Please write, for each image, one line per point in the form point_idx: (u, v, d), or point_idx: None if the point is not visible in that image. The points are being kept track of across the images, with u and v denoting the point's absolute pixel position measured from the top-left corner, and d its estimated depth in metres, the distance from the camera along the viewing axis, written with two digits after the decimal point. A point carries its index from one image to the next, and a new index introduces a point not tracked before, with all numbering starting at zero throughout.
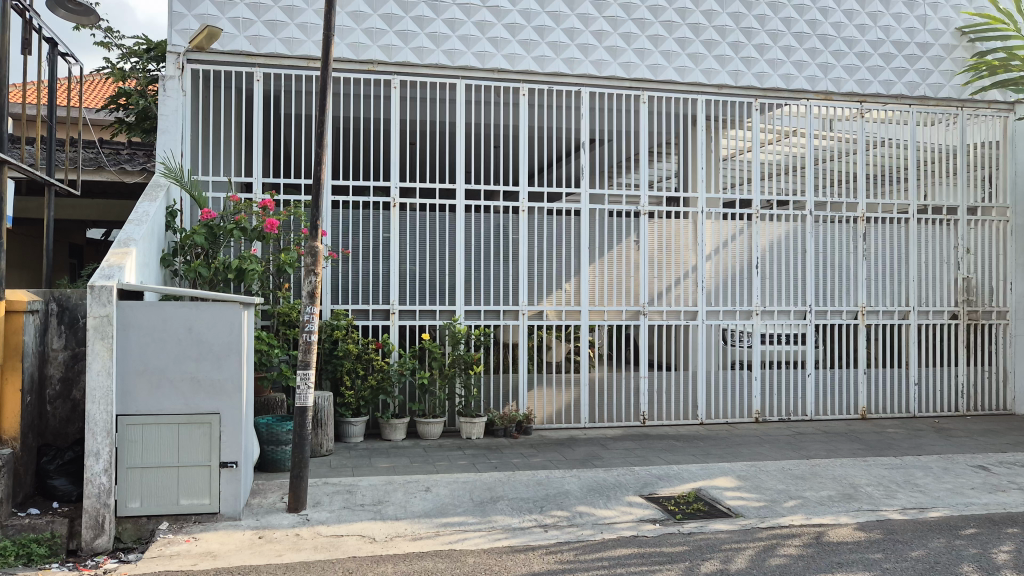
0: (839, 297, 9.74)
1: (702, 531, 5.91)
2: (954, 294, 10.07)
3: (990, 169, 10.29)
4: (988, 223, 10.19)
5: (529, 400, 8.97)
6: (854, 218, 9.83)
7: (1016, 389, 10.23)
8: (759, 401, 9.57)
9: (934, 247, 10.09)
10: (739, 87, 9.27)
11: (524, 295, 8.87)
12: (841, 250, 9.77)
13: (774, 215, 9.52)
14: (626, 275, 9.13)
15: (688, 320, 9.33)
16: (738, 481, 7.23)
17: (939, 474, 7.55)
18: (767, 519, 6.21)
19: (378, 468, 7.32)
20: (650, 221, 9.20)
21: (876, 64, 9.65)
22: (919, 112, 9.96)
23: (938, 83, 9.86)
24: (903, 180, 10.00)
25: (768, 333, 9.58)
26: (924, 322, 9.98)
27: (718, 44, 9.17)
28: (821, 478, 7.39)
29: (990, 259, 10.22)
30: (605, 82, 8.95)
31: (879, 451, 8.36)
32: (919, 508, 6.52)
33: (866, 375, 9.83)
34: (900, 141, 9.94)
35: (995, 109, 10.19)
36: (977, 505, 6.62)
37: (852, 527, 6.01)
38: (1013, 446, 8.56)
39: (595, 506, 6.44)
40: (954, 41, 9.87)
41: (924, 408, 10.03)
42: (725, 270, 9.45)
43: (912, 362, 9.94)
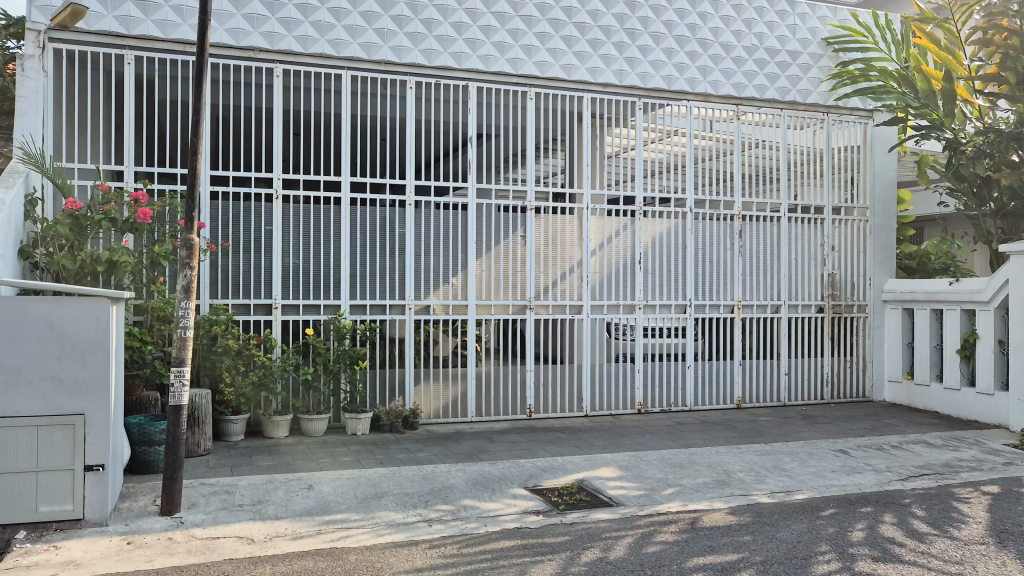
0: (716, 292, 10.16)
1: (584, 520, 6.05)
2: (820, 289, 10.67)
3: (852, 172, 10.92)
4: (850, 223, 10.86)
5: (416, 395, 8.93)
6: (730, 216, 10.25)
7: (874, 378, 10.94)
8: (641, 393, 9.85)
9: (803, 245, 10.65)
10: (623, 86, 9.51)
11: (411, 289, 8.81)
12: (718, 246, 10.17)
13: (657, 212, 9.82)
14: (512, 270, 9.23)
15: (573, 314, 9.51)
16: (619, 471, 7.44)
17: (804, 459, 8.01)
18: (646, 507, 6.41)
19: (258, 467, 7.13)
20: (537, 216, 9.32)
21: (750, 69, 10.10)
22: (790, 116, 10.47)
23: (807, 89, 10.42)
24: (775, 180, 10.49)
25: (650, 327, 9.87)
26: (794, 315, 10.52)
27: (603, 44, 9.37)
28: (697, 465, 7.69)
29: (852, 257, 10.88)
30: (492, 77, 9.00)
31: (751, 439, 8.77)
32: (786, 491, 6.90)
33: (741, 366, 10.28)
34: (772, 143, 10.41)
35: (857, 116, 10.86)
36: (837, 486, 7.05)
37: (724, 512, 6.29)
38: (870, 431, 9.17)
39: (480, 499, 6.49)
40: (821, 51, 10.43)
41: (793, 398, 10.57)
42: (609, 265, 9.69)
43: (783, 354, 10.45)
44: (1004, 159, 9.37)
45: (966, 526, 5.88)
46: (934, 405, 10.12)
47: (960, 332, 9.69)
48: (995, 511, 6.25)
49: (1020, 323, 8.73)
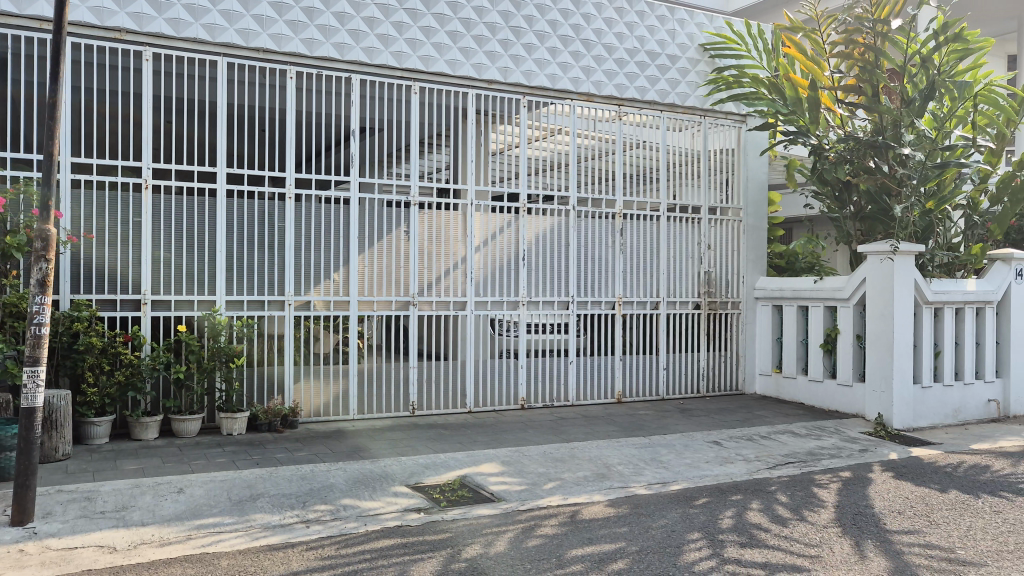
0: (598, 289, 10.36)
1: (465, 517, 6.04)
2: (697, 286, 11.05)
3: (727, 173, 11.36)
4: (725, 223, 11.30)
5: (295, 394, 8.70)
6: (612, 215, 10.46)
7: (747, 371, 11.42)
8: (524, 388, 9.95)
9: (681, 243, 11.01)
10: (508, 83, 9.57)
11: (290, 285, 8.58)
12: (600, 243, 10.37)
13: (540, 209, 9.92)
14: (395, 266, 9.12)
15: (457, 311, 9.49)
16: (501, 467, 7.48)
17: (680, 451, 8.28)
18: (527, 502, 6.47)
19: (123, 471, 6.76)
20: (421, 212, 9.25)
21: (631, 71, 10.38)
22: (669, 117, 10.81)
23: (685, 93, 10.80)
24: (654, 180, 10.79)
25: (534, 323, 9.96)
26: (673, 311, 10.85)
27: (488, 40, 9.40)
28: (578, 459, 7.83)
29: (727, 255, 11.32)
30: (375, 70, 8.86)
31: (630, 432, 9.00)
32: (662, 483, 7.11)
33: (621, 362, 10.53)
34: (652, 144, 10.72)
35: (731, 120, 11.31)
36: (709, 476, 7.33)
37: (603, 504, 6.43)
38: (741, 422, 9.58)
39: (360, 498, 6.38)
40: (698, 56, 10.85)
41: (670, 392, 10.93)
42: (494, 262, 9.71)
43: (661, 349, 10.78)
44: (862, 165, 9.91)
45: (824, 511, 6.22)
46: (800, 397, 10.66)
47: (823, 328, 10.23)
48: (850, 496, 6.64)
49: (875, 319, 9.31)
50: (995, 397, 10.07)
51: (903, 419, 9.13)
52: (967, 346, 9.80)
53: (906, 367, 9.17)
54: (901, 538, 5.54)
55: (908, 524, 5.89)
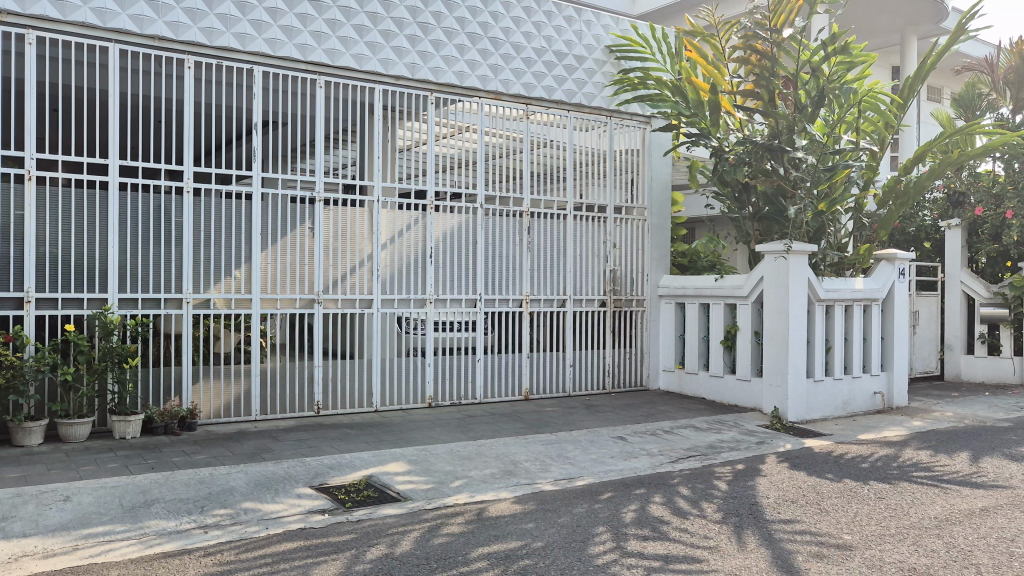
0: (506, 287, 10.41)
1: (370, 517, 5.97)
2: (603, 284, 11.23)
3: (633, 173, 11.58)
4: (630, 223, 11.51)
5: (193, 394, 8.41)
6: (519, 212, 10.52)
7: (651, 367, 11.67)
8: (432, 387, 9.91)
9: (587, 241, 11.16)
10: (415, 79, 9.53)
11: (188, 283, 8.28)
12: (507, 241, 10.42)
13: (447, 206, 9.90)
14: (299, 263, 8.93)
15: (363, 308, 9.36)
16: (408, 466, 7.42)
17: (586, 446, 8.40)
18: (434, 500, 6.44)
19: (4, 479, 6.39)
20: (326, 208, 9.08)
21: (539, 70, 10.47)
22: (576, 117, 10.95)
23: (591, 93, 10.97)
24: (562, 179, 10.91)
25: (442, 321, 9.94)
26: (579, 309, 11.00)
27: (395, 35, 9.31)
28: (485, 457, 7.84)
29: (632, 253, 11.54)
30: (278, 62, 8.64)
31: (538, 429, 9.07)
32: (568, 478, 7.20)
33: (528, 359, 10.61)
34: (559, 143, 10.84)
35: (637, 121, 11.53)
36: (614, 471, 7.46)
37: (509, 501, 6.45)
38: (645, 417, 9.79)
39: (262, 501, 6.21)
40: (604, 57, 11.04)
41: (576, 388, 11.07)
42: (401, 259, 9.62)
43: (568, 346, 10.91)
44: (760, 167, 10.19)
45: (722, 502, 6.42)
46: (702, 392, 10.97)
47: (724, 324, 10.56)
48: (747, 488, 6.87)
49: (772, 316, 9.66)
50: (880, 389, 10.62)
51: (797, 411, 9.52)
52: (855, 341, 10.29)
53: (800, 362, 9.55)
54: (794, 526, 5.76)
55: (800, 512, 6.14)
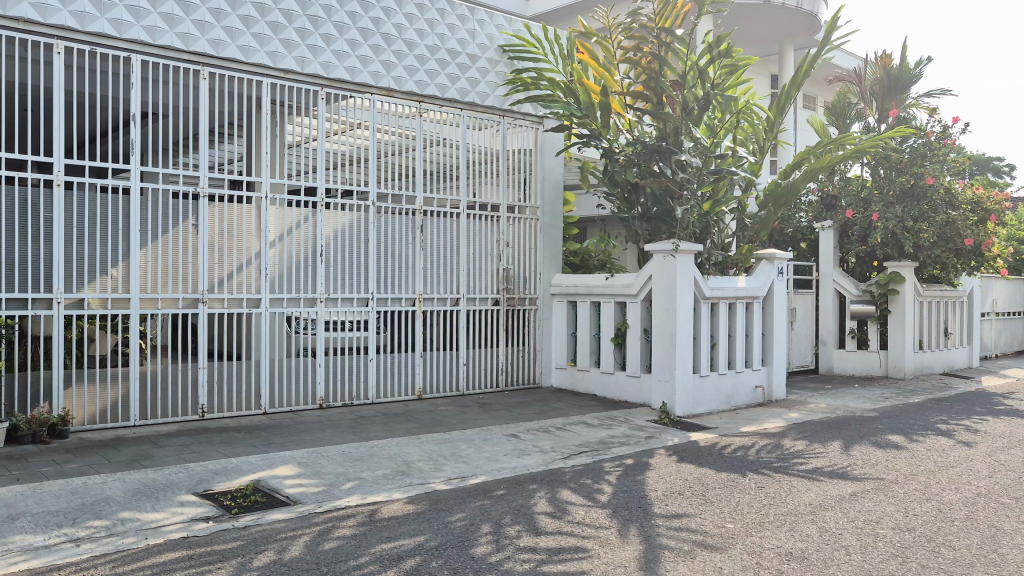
0: (399, 285, 10.30)
1: (257, 523, 5.79)
2: (496, 282, 11.28)
3: (525, 173, 11.69)
4: (523, 221, 11.61)
5: (65, 400, 7.93)
6: (412, 211, 10.44)
7: (543, 365, 11.80)
8: (322, 388, 9.70)
9: (480, 240, 11.19)
10: (305, 73, 9.29)
11: (60, 282, 7.79)
12: (399, 240, 10.31)
13: (338, 204, 9.71)
14: (181, 261, 8.56)
15: (250, 308, 9.06)
16: (297, 469, 7.23)
17: (479, 444, 8.42)
18: (324, 503, 6.30)
19: None
20: (210, 204, 8.75)
21: (432, 68, 10.42)
22: (468, 116, 10.98)
23: (484, 92, 11.00)
24: (454, 178, 10.91)
25: (333, 321, 9.73)
26: (472, 308, 11.01)
27: (284, 27, 9.06)
28: (377, 458, 7.74)
29: (524, 252, 11.63)
30: (158, 51, 8.26)
31: (431, 429, 9.04)
32: (461, 477, 7.20)
33: (421, 358, 10.55)
34: (452, 142, 10.82)
35: (529, 121, 11.64)
36: (507, 469, 7.51)
37: (403, 502, 6.40)
38: (538, 415, 9.90)
39: (140, 510, 5.93)
40: (497, 56, 11.09)
41: (470, 387, 11.09)
42: (290, 258, 9.38)
43: (461, 345, 10.90)
44: (648, 169, 10.59)
45: (613, 497, 6.56)
46: (593, 389, 11.18)
47: (614, 322, 10.79)
48: (636, 482, 7.05)
49: (660, 314, 9.93)
50: (760, 383, 11.10)
51: (683, 406, 9.83)
52: (738, 338, 10.71)
53: (687, 358, 9.85)
54: (681, 518, 5.96)
55: (686, 504, 6.35)
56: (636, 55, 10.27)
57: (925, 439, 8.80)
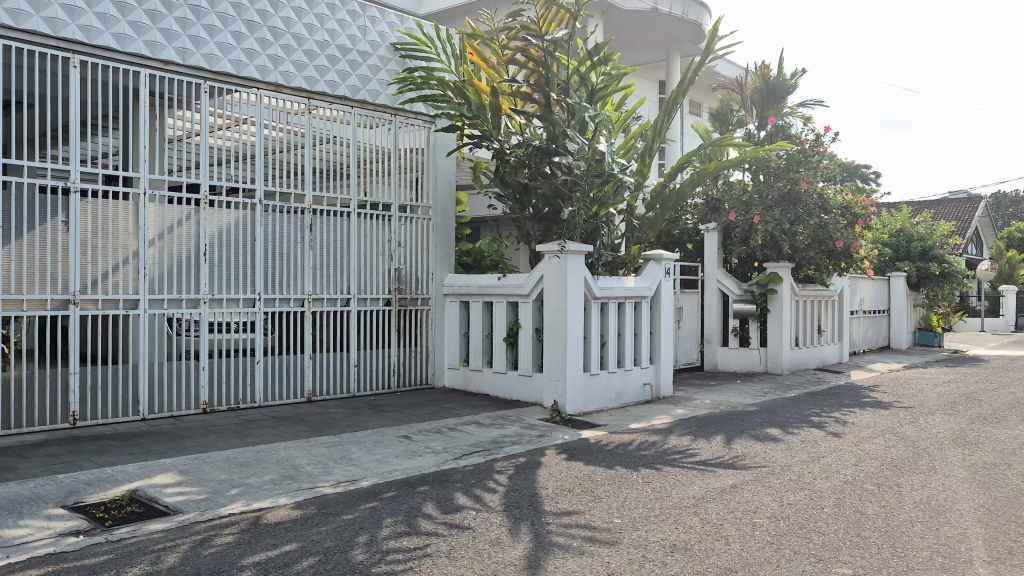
0: (287, 285, 10.04)
1: (132, 535, 5.52)
2: (387, 283, 11.16)
3: (416, 172, 11.61)
4: (415, 221, 11.53)
5: None
6: (301, 209, 10.21)
7: (436, 365, 11.77)
8: (206, 392, 9.36)
9: (371, 240, 11.04)
10: (186, 65, 8.95)
11: None
12: (287, 239, 10.06)
13: (223, 201, 9.37)
14: (50, 260, 8.08)
15: (128, 310, 8.61)
16: (177, 477, 6.95)
17: (370, 447, 8.31)
18: (206, 511, 6.08)
19: None
20: (83, 200, 8.27)
21: (322, 64, 10.25)
22: (359, 114, 10.82)
23: (375, 91, 10.89)
24: (344, 176, 10.74)
25: (217, 322, 9.40)
26: (363, 308, 10.85)
27: (163, 17, 8.71)
28: (264, 463, 7.53)
29: (416, 252, 11.54)
30: (23, 37, 7.75)
31: (320, 432, 8.86)
32: (351, 480, 7.09)
33: (311, 360, 10.32)
34: (342, 140, 10.65)
35: (421, 121, 11.57)
36: (398, 471, 7.44)
37: (289, 507, 6.24)
38: (430, 415, 9.86)
39: (3, 526, 5.56)
40: (388, 55, 11.00)
41: (361, 388, 10.94)
42: (171, 257, 9.01)
43: (352, 346, 10.74)
44: (538, 169, 10.64)
45: (503, 496, 6.61)
46: (485, 388, 11.22)
47: (506, 322, 10.88)
48: (526, 480, 7.13)
49: (551, 313, 10.05)
50: (648, 380, 11.41)
51: (574, 404, 10.00)
52: (627, 337, 10.97)
53: (577, 357, 10.01)
54: (571, 515, 6.06)
55: (576, 501, 6.45)
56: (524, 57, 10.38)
57: (799, 431, 9.26)
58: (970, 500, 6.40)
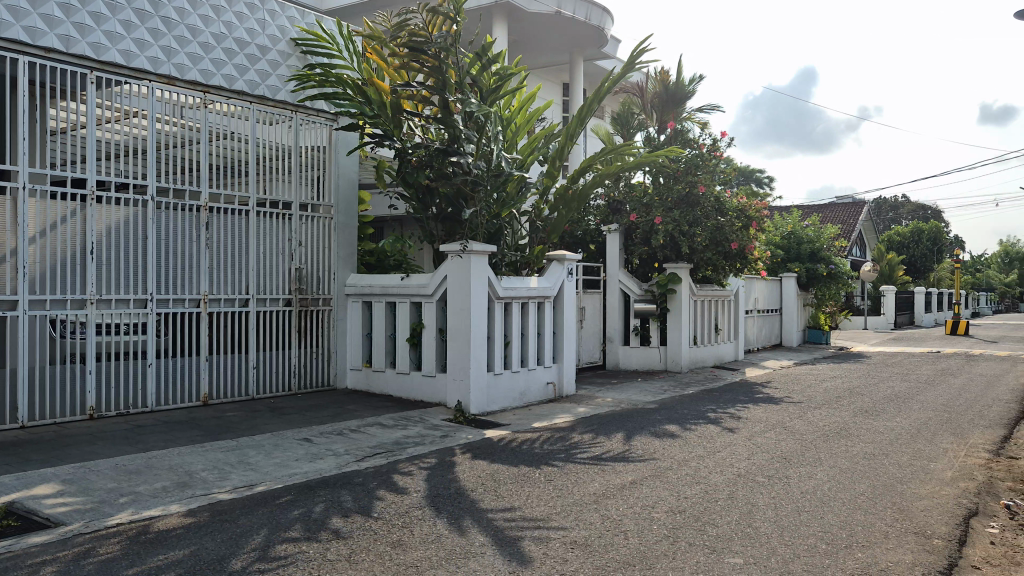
0: (181, 285, 9.68)
1: (8, 550, 5.22)
2: (288, 283, 10.91)
3: (318, 170, 11.39)
4: (316, 220, 11.31)
5: None
6: (196, 207, 9.87)
7: (338, 366, 11.57)
8: (93, 397, 8.94)
9: (271, 239, 10.76)
10: (70, 54, 8.55)
11: None
12: (181, 237, 9.68)
13: (112, 198, 8.93)
14: None
15: (5, 311, 8.12)
16: (60, 487, 6.60)
17: (269, 451, 8.11)
18: (90, 522, 5.80)
19: None
20: None
21: (218, 57, 10.01)
22: (258, 110, 10.57)
23: (275, 86, 10.72)
24: (243, 174, 10.45)
25: (105, 324, 8.95)
26: (263, 309, 10.58)
27: (45, 2, 8.32)
28: (155, 469, 7.24)
29: (317, 252, 11.33)
30: None
31: (216, 436, 8.59)
32: (248, 485, 6.90)
33: (207, 362, 10.00)
34: (240, 135, 10.36)
35: (322, 119, 11.40)
36: (298, 474, 7.29)
37: (181, 515, 6.03)
38: (332, 417, 9.70)
39: None
40: (289, 50, 10.86)
41: (260, 390, 10.66)
42: (54, 256, 8.54)
43: (251, 348, 10.45)
44: (440, 170, 10.47)
45: (406, 497, 6.56)
46: (388, 389, 11.12)
47: (409, 322, 10.81)
48: (429, 480, 7.10)
49: (454, 314, 10.01)
50: (551, 380, 11.54)
51: (477, 403, 10.02)
52: (530, 336, 11.06)
53: (481, 357, 10.03)
54: (473, 514, 6.07)
55: (479, 500, 6.47)
56: (416, 62, 10.22)
57: (696, 427, 9.55)
58: (852, 488, 6.75)
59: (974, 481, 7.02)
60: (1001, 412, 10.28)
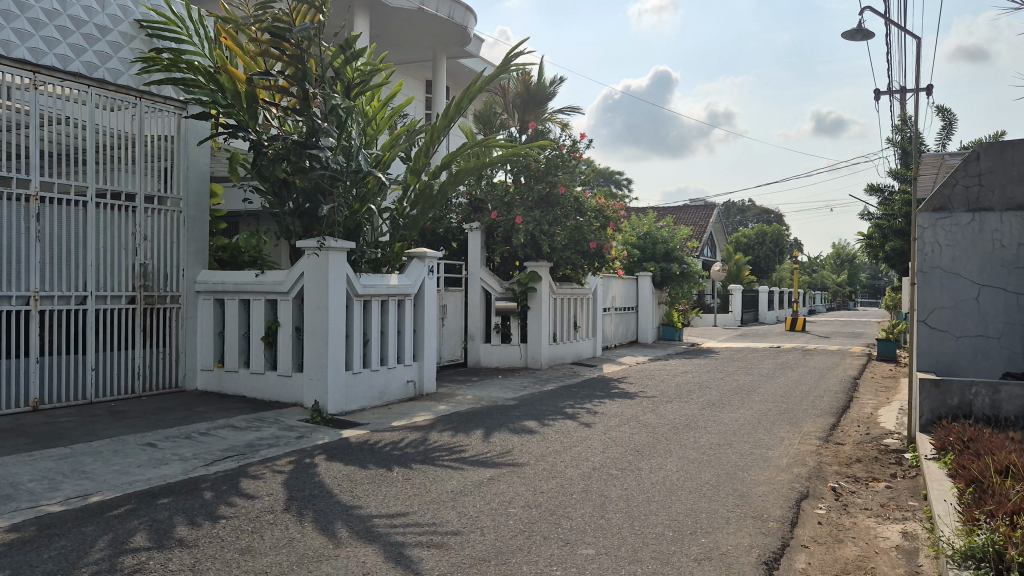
0: (7, 281, 8.94)
1: None
2: (131, 278, 10.29)
3: (165, 161, 10.80)
4: (162, 214, 10.73)
5: None
6: (26, 197, 9.13)
7: (187, 366, 11.02)
8: None
9: (112, 232, 10.11)
10: None
11: None
12: (7, 230, 8.91)
13: None
14: None
15: None
16: None
17: (108, 457, 7.61)
18: None
19: None
20: None
21: (49, 36, 9.62)
22: (98, 94, 9.91)
23: (117, 70, 10.34)
24: (80, 163, 9.78)
25: None
26: (102, 307, 9.92)
27: None
28: None
29: (164, 247, 10.74)
30: None
31: (47, 443, 7.98)
32: (82, 495, 6.44)
33: (38, 364, 9.27)
34: (77, 121, 9.69)
35: (170, 106, 10.81)
36: (139, 481, 6.87)
37: (3, 530, 5.55)
38: (180, 421, 9.21)
39: None
40: (132, 32, 10.53)
41: (100, 394, 9.98)
42: None
43: (90, 348, 9.78)
44: (297, 164, 10.15)
45: (257, 502, 6.31)
46: (241, 390, 10.70)
47: (264, 320, 10.45)
48: (282, 484, 6.87)
49: (311, 312, 9.74)
50: (412, 378, 11.45)
51: (335, 403, 9.79)
52: (390, 334, 10.94)
53: (339, 357, 9.81)
54: (327, 517, 5.92)
55: (333, 502, 6.32)
56: (276, 50, 9.95)
57: (553, 423, 9.73)
58: (698, 477, 7.06)
59: (806, 466, 7.50)
60: (831, 402, 11.06)
